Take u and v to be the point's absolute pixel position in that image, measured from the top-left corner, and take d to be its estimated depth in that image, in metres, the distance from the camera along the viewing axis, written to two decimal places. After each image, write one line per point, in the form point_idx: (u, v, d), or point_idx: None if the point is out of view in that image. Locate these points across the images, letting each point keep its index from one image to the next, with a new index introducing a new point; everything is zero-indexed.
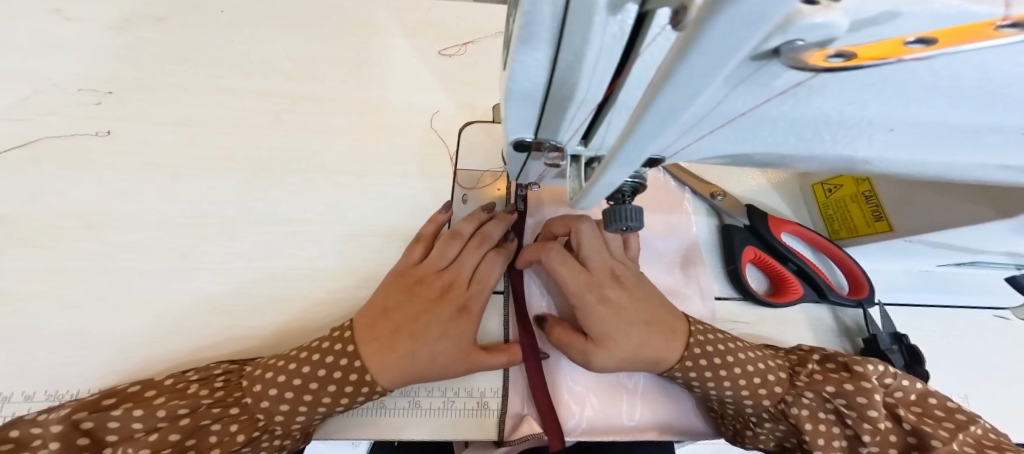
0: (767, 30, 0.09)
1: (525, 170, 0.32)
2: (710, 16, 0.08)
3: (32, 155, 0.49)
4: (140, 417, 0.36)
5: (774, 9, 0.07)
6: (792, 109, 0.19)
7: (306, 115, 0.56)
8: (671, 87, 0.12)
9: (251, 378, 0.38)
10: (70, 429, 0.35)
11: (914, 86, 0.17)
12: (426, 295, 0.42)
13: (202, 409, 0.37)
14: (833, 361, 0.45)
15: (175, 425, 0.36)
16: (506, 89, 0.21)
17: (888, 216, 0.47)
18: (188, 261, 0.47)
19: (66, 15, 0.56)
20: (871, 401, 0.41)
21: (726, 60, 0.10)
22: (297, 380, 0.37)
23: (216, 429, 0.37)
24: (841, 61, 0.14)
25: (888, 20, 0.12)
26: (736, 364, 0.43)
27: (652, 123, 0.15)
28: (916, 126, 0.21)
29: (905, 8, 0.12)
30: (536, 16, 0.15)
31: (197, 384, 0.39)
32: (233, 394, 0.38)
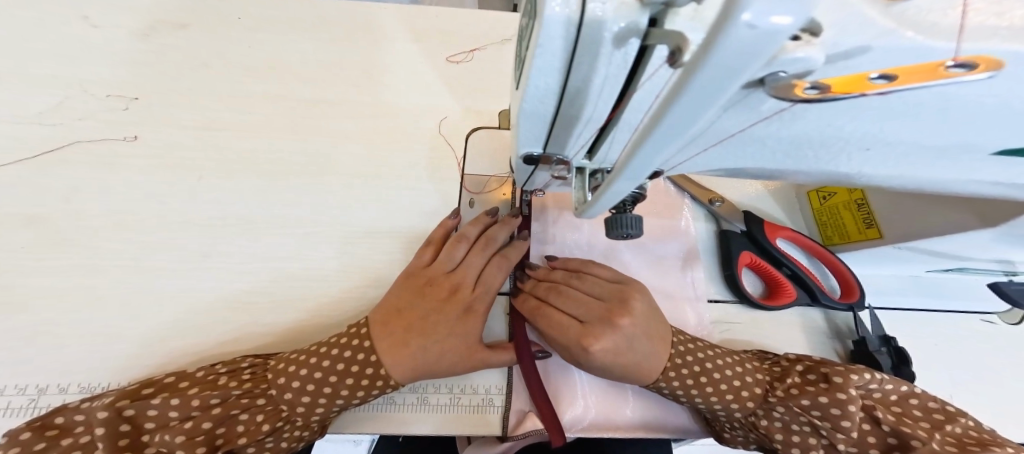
0: (750, 72, 0.10)
1: (532, 179, 0.34)
2: (701, 60, 0.10)
3: (63, 158, 0.51)
4: (177, 406, 0.38)
5: (754, 55, 0.09)
6: (781, 130, 0.21)
7: (320, 119, 0.58)
8: (671, 116, 0.13)
9: (276, 372, 0.40)
10: (114, 416, 0.37)
11: (890, 111, 0.18)
12: (436, 295, 0.44)
13: (232, 400, 0.39)
14: (814, 372, 0.46)
15: (208, 414, 0.38)
16: (519, 109, 0.23)
17: (879, 223, 0.49)
18: (211, 261, 0.49)
19: (94, 23, 0.59)
20: (845, 412, 0.42)
21: (722, 94, 0.11)
22: (318, 373, 0.40)
23: (243, 419, 0.39)
24: (817, 93, 0.15)
25: (860, 55, 0.14)
26: (710, 383, 0.45)
27: (651, 148, 0.16)
28: (892, 147, 0.22)
29: (874, 43, 0.14)
30: (550, 48, 0.18)
31: (226, 376, 0.41)
32: (259, 386, 0.40)
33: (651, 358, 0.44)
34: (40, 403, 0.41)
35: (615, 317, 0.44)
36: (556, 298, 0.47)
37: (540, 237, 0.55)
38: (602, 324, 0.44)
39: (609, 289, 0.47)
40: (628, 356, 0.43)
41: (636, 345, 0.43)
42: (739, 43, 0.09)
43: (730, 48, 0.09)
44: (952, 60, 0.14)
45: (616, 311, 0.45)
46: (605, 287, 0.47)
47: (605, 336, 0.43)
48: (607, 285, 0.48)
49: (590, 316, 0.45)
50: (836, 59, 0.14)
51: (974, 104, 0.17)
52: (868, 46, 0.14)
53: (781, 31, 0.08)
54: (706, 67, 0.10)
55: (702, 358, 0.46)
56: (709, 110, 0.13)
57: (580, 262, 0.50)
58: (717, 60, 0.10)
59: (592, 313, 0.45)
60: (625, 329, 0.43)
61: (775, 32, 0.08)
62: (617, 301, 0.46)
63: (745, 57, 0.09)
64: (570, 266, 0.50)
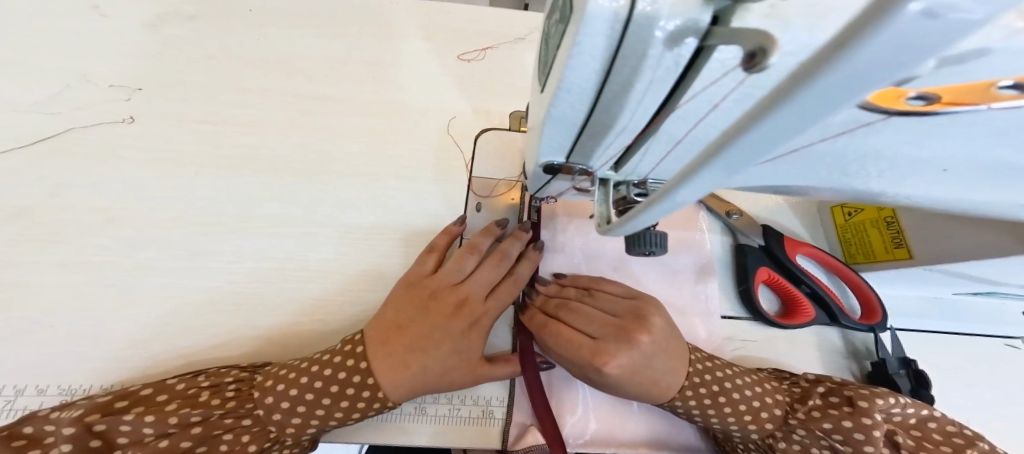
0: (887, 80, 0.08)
1: (547, 187, 0.31)
2: (824, 64, 0.08)
3: (57, 148, 0.49)
4: (151, 423, 0.36)
5: (911, 61, 0.07)
6: (846, 147, 0.19)
7: (324, 115, 0.56)
8: (752, 137, 0.11)
9: (263, 390, 0.38)
10: (81, 432, 0.35)
11: (979, 124, 0.16)
12: (440, 310, 0.42)
13: (214, 419, 0.37)
14: (837, 395, 0.44)
15: (187, 433, 0.36)
16: (546, 115, 0.21)
17: (909, 244, 0.47)
18: (206, 260, 0.47)
19: (104, 12, 0.57)
20: (869, 438, 0.40)
21: (831, 110, 0.09)
22: (309, 395, 0.37)
23: (227, 439, 0.37)
24: (923, 104, 0.15)
25: (977, 57, 0.12)
26: (728, 402, 0.43)
27: (713, 174, 0.14)
28: (970, 167, 0.20)
29: (995, 45, 0.12)
30: (588, 46, 0.16)
31: (209, 391, 0.38)
32: (245, 406, 0.38)
33: (665, 376, 0.42)
34: (18, 405, 0.39)
35: (632, 334, 0.42)
36: (566, 314, 0.45)
37: (549, 245, 0.52)
38: (617, 341, 0.42)
39: (624, 306, 0.45)
40: (645, 375, 0.41)
41: (652, 364, 0.41)
42: (896, 48, 0.06)
43: (874, 54, 0.07)
44: None
45: (632, 327, 0.43)
46: (616, 302, 0.45)
47: (621, 355, 0.41)
48: (620, 301, 0.46)
49: (604, 332, 0.43)
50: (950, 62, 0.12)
51: None
52: (986, 48, 0.12)
53: (968, 27, 0.06)
54: (828, 75, 0.08)
55: (721, 377, 0.44)
56: (808, 128, 0.10)
57: (589, 278, 0.48)
58: (849, 67, 0.07)
59: (606, 329, 0.43)
60: (642, 347, 0.41)
61: (963, 28, 0.06)
62: (633, 317, 0.44)
63: (896, 63, 0.07)
64: (580, 283, 0.48)
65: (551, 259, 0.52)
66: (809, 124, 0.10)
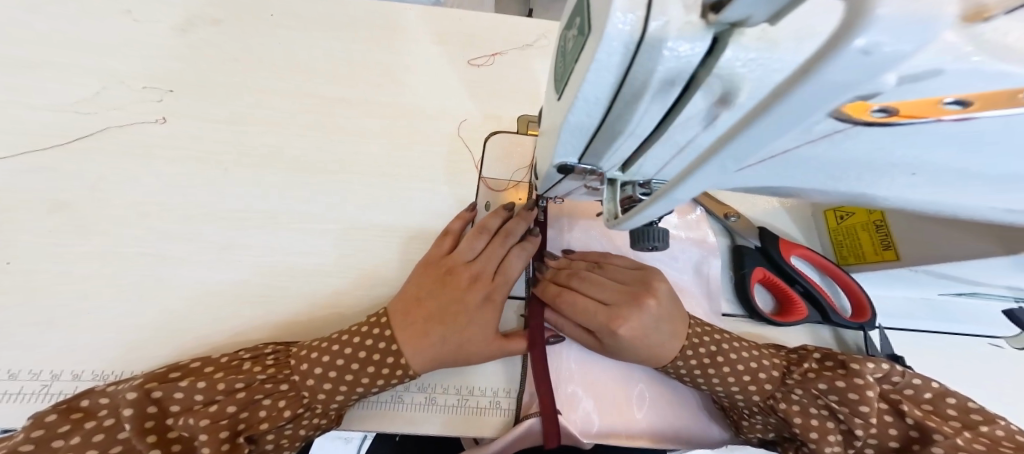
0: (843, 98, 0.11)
1: (558, 186, 0.34)
2: (795, 85, 0.10)
3: (91, 146, 0.51)
4: (204, 389, 0.38)
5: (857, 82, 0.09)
6: (827, 153, 0.21)
7: (342, 116, 0.58)
8: (744, 138, 0.13)
9: (299, 358, 0.41)
10: (142, 397, 0.37)
11: (937, 134, 0.19)
12: (456, 285, 0.45)
13: (257, 384, 0.39)
14: (832, 360, 0.46)
15: (232, 397, 0.38)
16: (563, 122, 0.24)
17: (896, 245, 0.49)
18: (230, 253, 0.49)
19: (135, 16, 0.59)
20: (863, 397, 0.42)
21: (808, 115, 0.12)
22: (341, 360, 0.40)
23: (266, 404, 0.39)
24: (885, 116, 0.17)
25: (934, 76, 0.14)
26: (726, 363, 0.45)
27: (709, 168, 0.16)
28: (936, 172, 0.23)
29: (950, 64, 0.14)
30: (606, 62, 0.18)
31: (250, 362, 0.41)
32: (283, 371, 0.40)
33: (671, 341, 0.45)
34: (53, 389, 0.41)
35: (643, 299, 0.45)
36: (579, 283, 0.47)
37: (555, 244, 0.55)
38: (630, 306, 0.45)
39: (632, 275, 0.49)
40: (654, 338, 0.44)
41: (661, 328, 0.44)
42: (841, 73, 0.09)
43: (838, 73, 0.09)
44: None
45: (642, 294, 0.46)
46: (626, 274, 0.49)
47: (633, 318, 0.44)
48: (628, 272, 0.49)
49: (616, 298, 0.46)
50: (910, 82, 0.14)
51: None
52: (940, 67, 0.14)
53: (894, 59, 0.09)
54: (803, 90, 0.10)
55: (719, 341, 0.47)
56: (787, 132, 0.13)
57: (598, 254, 0.52)
58: (813, 88, 0.10)
59: (617, 296, 0.46)
60: (652, 310, 0.45)
61: (888, 65, 0.09)
62: (641, 284, 0.47)
63: (847, 83, 0.10)
64: (589, 258, 0.52)
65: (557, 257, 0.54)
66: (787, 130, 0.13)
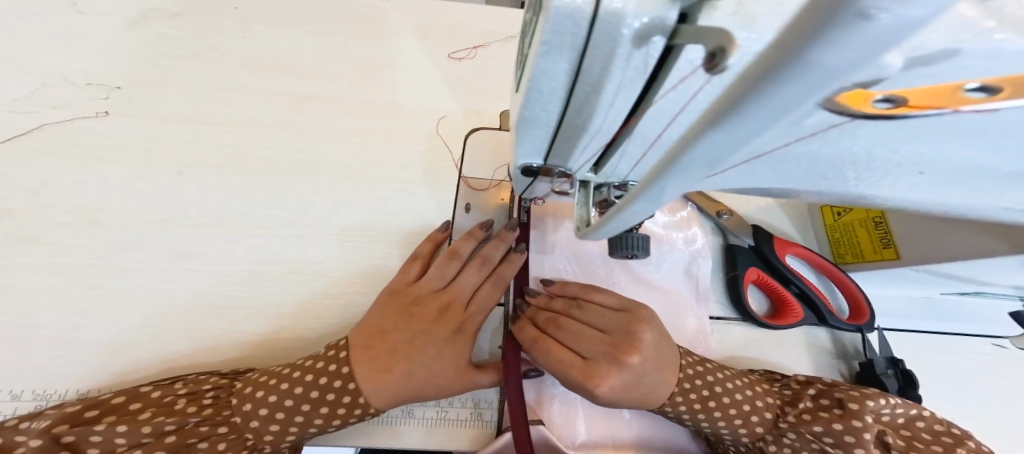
0: (833, 87, 0.08)
1: (531, 189, 0.31)
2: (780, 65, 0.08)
3: (35, 147, 0.48)
4: (125, 433, 0.35)
5: (860, 64, 0.07)
6: (823, 150, 0.18)
7: (310, 114, 0.55)
8: (720, 132, 0.11)
9: (241, 397, 0.37)
10: (49, 443, 0.34)
11: (950, 131, 0.16)
12: (424, 316, 0.42)
13: (190, 428, 0.36)
14: (827, 397, 0.44)
15: (162, 442, 0.36)
16: (518, 116, 0.20)
17: (896, 244, 0.46)
18: (187, 262, 0.46)
19: (83, 8, 0.56)
20: (859, 440, 0.41)
21: (800, 102, 0.09)
22: (290, 401, 0.37)
23: (203, 447, 0.36)
24: (889, 107, 0.14)
25: (948, 57, 0.12)
26: (718, 407, 0.43)
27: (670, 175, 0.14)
28: (947, 171, 0.20)
29: (965, 45, 0.12)
30: (556, 44, 0.15)
31: (185, 399, 0.38)
32: (222, 413, 0.37)
33: (659, 387, 0.41)
34: None
35: (621, 355, 0.41)
36: (556, 332, 0.43)
37: (538, 245, 0.52)
38: (608, 361, 0.41)
39: (613, 320, 0.44)
40: (637, 391, 0.41)
41: (644, 381, 0.40)
42: (850, 48, 0.06)
43: (839, 42, 0.06)
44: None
45: (623, 347, 0.41)
46: (608, 317, 0.44)
47: (612, 376, 0.40)
48: (610, 315, 0.44)
49: (595, 352, 0.41)
50: (920, 64, 0.12)
51: None
52: (956, 48, 0.12)
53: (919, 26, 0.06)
54: (791, 69, 0.07)
55: (711, 381, 0.44)
56: (762, 133, 0.11)
57: (578, 286, 0.47)
58: (799, 74, 0.08)
59: (595, 348, 0.42)
60: (634, 367, 0.40)
61: (906, 34, 0.06)
62: (622, 333, 0.42)
63: (840, 69, 0.07)
64: (568, 292, 0.46)
65: (541, 260, 0.51)
66: (758, 132, 0.10)
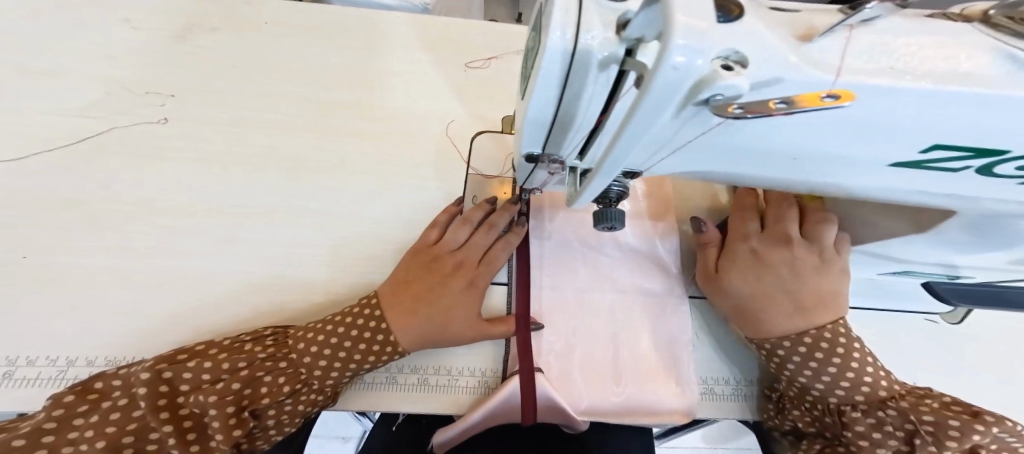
0: (677, 96, 0.16)
1: (532, 177, 0.39)
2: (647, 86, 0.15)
3: (100, 147, 0.56)
4: (209, 369, 0.42)
5: (680, 87, 0.15)
6: (729, 141, 0.26)
7: (337, 118, 0.63)
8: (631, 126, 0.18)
9: (296, 338, 0.45)
10: (153, 376, 0.40)
11: (810, 129, 0.24)
12: (442, 271, 0.50)
13: (258, 362, 0.43)
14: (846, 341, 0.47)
15: (237, 375, 0.42)
16: (523, 117, 0.28)
17: (834, 228, 0.54)
18: (232, 245, 0.53)
19: (134, 25, 0.65)
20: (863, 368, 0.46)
21: (663, 110, 0.17)
22: (335, 340, 0.44)
23: (268, 380, 0.43)
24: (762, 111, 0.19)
25: (776, 83, 0.19)
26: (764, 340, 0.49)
27: (617, 157, 0.22)
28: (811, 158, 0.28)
29: (786, 75, 0.19)
30: (550, 70, 0.23)
31: (250, 343, 0.45)
32: (282, 350, 0.44)
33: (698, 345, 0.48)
34: (69, 374, 0.45)
35: None
36: None
37: (536, 231, 0.60)
38: None
39: None
40: None
41: None
42: (667, 79, 0.15)
43: (668, 74, 0.14)
44: (828, 92, 0.19)
45: None
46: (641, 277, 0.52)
47: None
48: None
49: None
50: (759, 86, 0.19)
51: (868, 129, 0.23)
52: (767, 76, 0.19)
53: (696, 69, 0.14)
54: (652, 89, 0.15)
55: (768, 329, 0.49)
56: (653, 127, 0.18)
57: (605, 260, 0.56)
58: (656, 86, 0.15)
59: None
60: None
61: (687, 73, 0.14)
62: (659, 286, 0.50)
63: (675, 82, 0.15)
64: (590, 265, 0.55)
65: (539, 245, 0.59)
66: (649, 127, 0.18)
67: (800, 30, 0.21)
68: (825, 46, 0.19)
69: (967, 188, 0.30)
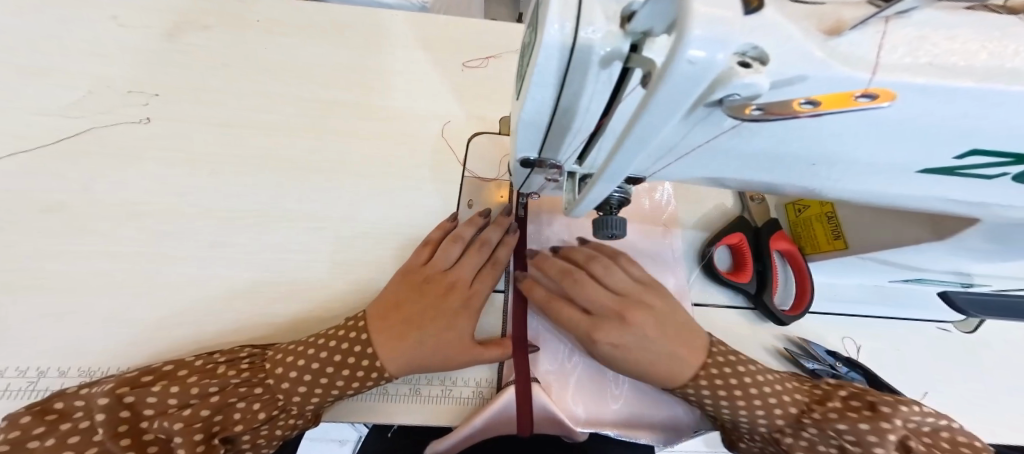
0: (694, 95, 0.14)
1: (529, 181, 0.37)
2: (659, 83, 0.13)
3: (80, 147, 0.53)
4: (176, 393, 0.39)
5: (698, 85, 0.13)
6: (743, 145, 0.24)
7: (331, 118, 0.61)
8: (639, 129, 0.16)
9: (274, 362, 0.42)
10: (114, 402, 0.38)
11: (833, 131, 0.22)
12: (434, 292, 0.47)
13: (231, 388, 0.41)
14: (859, 399, 0.43)
15: (206, 402, 0.39)
16: (519, 118, 0.26)
17: (845, 234, 0.51)
18: (217, 250, 0.51)
19: (120, 22, 0.62)
20: (883, 440, 0.39)
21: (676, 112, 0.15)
22: (315, 364, 0.42)
23: (241, 407, 0.40)
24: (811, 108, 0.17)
25: (800, 81, 0.17)
26: (758, 394, 0.43)
27: (621, 163, 0.20)
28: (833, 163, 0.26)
29: (809, 73, 0.17)
30: (547, 67, 0.21)
31: (224, 366, 0.43)
32: (258, 375, 0.42)
33: (663, 361, 0.44)
34: (41, 386, 0.43)
35: (626, 319, 0.46)
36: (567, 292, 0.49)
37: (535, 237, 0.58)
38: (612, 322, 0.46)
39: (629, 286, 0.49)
40: (635, 356, 0.45)
41: (645, 345, 0.45)
42: (682, 76, 0.12)
43: (684, 69, 0.12)
44: (861, 92, 0.17)
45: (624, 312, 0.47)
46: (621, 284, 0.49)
47: (613, 334, 0.45)
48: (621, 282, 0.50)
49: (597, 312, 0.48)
50: (779, 85, 0.17)
51: (899, 129, 0.21)
52: (789, 74, 0.17)
53: (720, 63, 0.12)
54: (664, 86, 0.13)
55: (740, 371, 0.45)
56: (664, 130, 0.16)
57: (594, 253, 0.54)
58: (671, 82, 0.13)
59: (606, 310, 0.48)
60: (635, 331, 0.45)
61: (708, 68, 0.12)
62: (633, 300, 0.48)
63: (692, 80, 0.13)
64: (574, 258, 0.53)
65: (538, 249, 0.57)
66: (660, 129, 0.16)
67: (825, 22, 0.18)
68: (855, 41, 0.17)
69: (999, 195, 0.27)
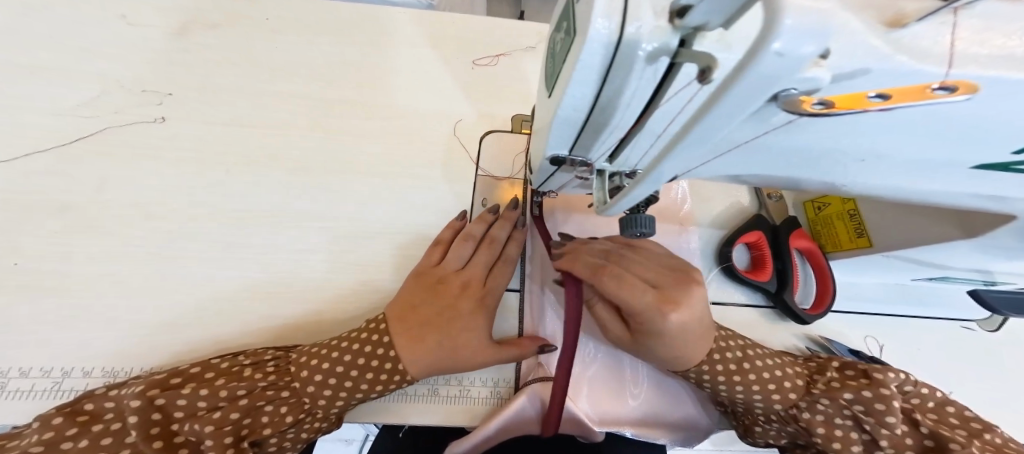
0: (771, 90, 0.13)
1: (552, 179, 0.36)
2: (736, 79, 0.13)
3: (95, 147, 0.53)
4: (205, 396, 0.39)
5: (778, 80, 0.12)
6: (787, 141, 0.23)
7: (344, 117, 0.60)
8: (702, 125, 0.16)
9: (298, 365, 0.42)
10: (145, 404, 0.38)
11: (884, 126, 0.21)
12: (448, 293, 0.47)
13: (258, 391, 0.40)
14: (853, 369, 0.45)
15: (235, 404, 0.39)
16: (553, 116, 0.26)
17: (869, 233, 0.51)
18: (233, 250, 0.51)
19: (129, 21, 0.62)
20: (890, 408, 0.40)
21: (745, 107, 0.14)
22: (341, 367, 0.41)
23: (269, 410, 0.40)
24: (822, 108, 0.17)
25: (863, 74, 0.16)
26: (753, 369, 0.44)
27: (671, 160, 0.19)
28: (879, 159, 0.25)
29: (874, 65, 0.16)
30: (590, 62, 0.20)
31: (250, 368, 0.42)
32: (284, 378, 0.41)
33: (689, 352, 0.43)
34: (65, 386, 0.43)
35: (664, 307, 0.41)
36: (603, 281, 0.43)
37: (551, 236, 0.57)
38: (654, 314, 0.41)
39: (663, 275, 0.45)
40: (667, 351, 0.42)
41: (678, 340, 0.42)
42: (764, 71, 0.12)
43: (769, 63, 0.12)
44: (940, 83, 0.17)
45: (666, 300, 0.42)
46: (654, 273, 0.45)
47: (653, 330, 0.41)
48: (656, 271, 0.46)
49: (647, 304, 0.42)
50: (841, 80, 0.16)
51: (953, 122, 0.20)
52: (856, 65, 0.16)
53: (807, 56, 0.12)
54: (741, 82, 0.13)
55: (744, 350, 0.45)
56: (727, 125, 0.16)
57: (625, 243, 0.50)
58: (751, 76, 0.12)
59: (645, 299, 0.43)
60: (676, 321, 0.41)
61: (795, 63, 0.12)
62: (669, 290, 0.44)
63: (774, 74, 0.12)
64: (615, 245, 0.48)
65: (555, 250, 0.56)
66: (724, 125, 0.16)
67: (885, 14, 0.17)
68: (920, 32, 0.16)
69: None
